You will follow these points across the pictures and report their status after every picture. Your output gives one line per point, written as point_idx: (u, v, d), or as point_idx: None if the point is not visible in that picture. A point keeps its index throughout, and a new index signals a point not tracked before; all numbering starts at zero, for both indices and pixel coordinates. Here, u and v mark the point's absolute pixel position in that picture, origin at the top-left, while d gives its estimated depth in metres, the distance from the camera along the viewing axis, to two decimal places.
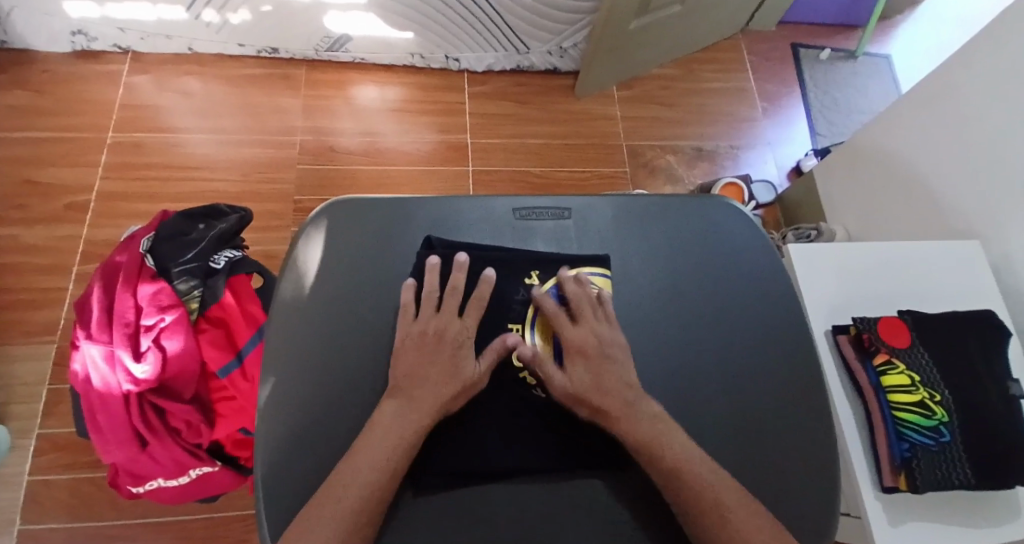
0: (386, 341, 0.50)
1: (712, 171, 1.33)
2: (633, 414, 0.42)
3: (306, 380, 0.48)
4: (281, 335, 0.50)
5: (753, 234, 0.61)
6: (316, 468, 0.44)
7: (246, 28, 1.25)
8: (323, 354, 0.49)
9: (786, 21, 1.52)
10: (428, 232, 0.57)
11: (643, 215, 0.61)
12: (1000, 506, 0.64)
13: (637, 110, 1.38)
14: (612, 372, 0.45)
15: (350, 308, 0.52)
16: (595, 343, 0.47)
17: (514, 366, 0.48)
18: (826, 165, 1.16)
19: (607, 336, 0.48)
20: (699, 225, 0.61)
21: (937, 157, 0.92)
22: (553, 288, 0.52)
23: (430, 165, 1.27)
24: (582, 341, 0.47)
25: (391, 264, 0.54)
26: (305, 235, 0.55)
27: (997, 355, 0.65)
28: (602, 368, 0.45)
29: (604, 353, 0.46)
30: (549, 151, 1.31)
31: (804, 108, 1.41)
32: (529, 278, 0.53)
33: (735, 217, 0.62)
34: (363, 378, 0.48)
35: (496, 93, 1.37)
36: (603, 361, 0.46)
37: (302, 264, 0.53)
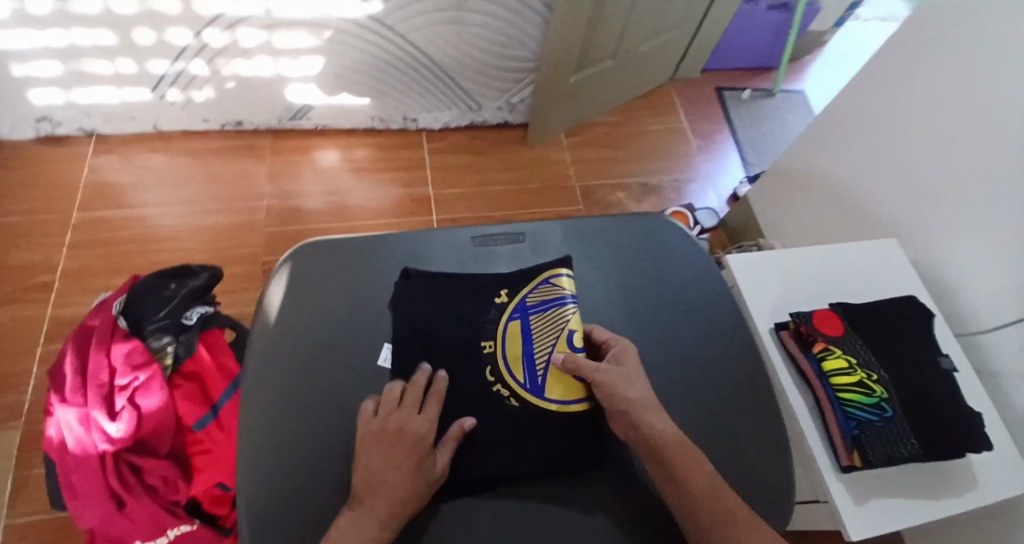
0: (365, 368, 0.54)
1: (660, 203, 1.43)
2: (655, 420, 0.46)
3: (288, 409, 0.51)
4: (262, 370, 0.53)
5: (690, 244, 0.69)
6: (304, 489, 0.47)
7: (210, 104, 1.31)
8: (304, 384, 0.53)
9: (709, 68, 1.69)
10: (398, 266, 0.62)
11: (591, 235, 0.68)
12: (955, 477, 0.69)
13: (586, 154, 1.49)
14: (641, 385, 0.49)
15: (327, 341, 0.56)
16: (623, 372, 0.49)
17: (488, 380, 0.52)
18: (760, 190, 1.27)
19: (633, 367, 0.50)
20: (642, 239, 0.69)
21: (851, 172, 1.03)
22: (522, 301, 0.57)
23: (395, 218, 1.33)
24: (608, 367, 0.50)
25: (364, 297, 0.59)
26: (278, 278, 0.60)
27: (927, 336, 0.73)
28: (637, 381, 0.49)
29: (639, 376, 0.50)
30: (508, 197, 1.39)
31: (735, 141, 1.55)
32: (501, 296, 0.57)
33: (674, 232, 0.70)
34: (344, 404, 0.52)
35: (453, 147, 1.46)
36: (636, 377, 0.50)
37: (274, 306, 0.58)
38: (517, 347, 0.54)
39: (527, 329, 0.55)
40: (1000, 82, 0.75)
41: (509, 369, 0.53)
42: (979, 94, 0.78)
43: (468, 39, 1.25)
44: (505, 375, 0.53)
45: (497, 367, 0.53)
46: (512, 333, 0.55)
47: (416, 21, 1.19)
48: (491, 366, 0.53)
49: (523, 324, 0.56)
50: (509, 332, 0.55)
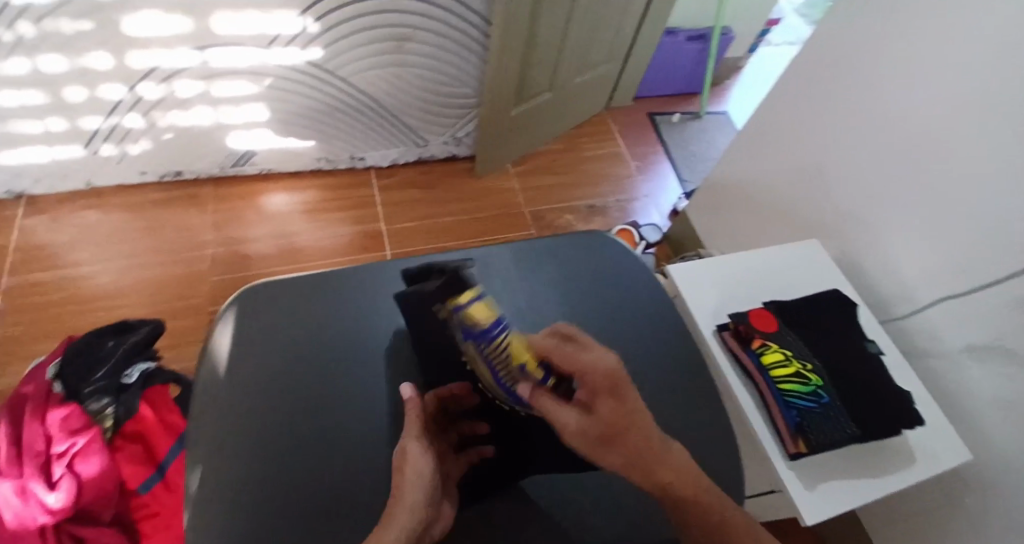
0: (323, 406, 0.57)
1: (607, 223, 1.49)
2: (655, 468, 0.43)
3: (245, 453, 0.53)
4: (218, 416, 0.56)
5: (631, 260, 0.75)
6: (261, 525, 0.50)
7: (147, 156, 1.29)
8: (259, 427, 0.55)
9: (641, 95, 1.79)
10: (349, 302, 0.65)
11: (537, 256, 0.72)
12: (895, 455, 0.74)
13: (533, 180, 1.54)
14: (627, 438, 0.42)
15: (282, 381, 0.58)
16: (596, 429, 0.42)
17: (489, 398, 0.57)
18: (697, 203, 1.34)
19: (614, 419, 0.42)
20: (586, 256, 0.73)
21: (772, 182, 1.11)
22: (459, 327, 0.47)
23: (348, 256, 1.32)
24: (577, 422, 0.43)
25: (316, 336, 0.61)
26: (221, 325, 0.61)
27: (851, 324, 0.79)
28: (621, 436, 0.42)
29: (625, 425, 0.42)
30: (460, 227, 1.42)
31: (670, 161, 1.65)
32: (438, 308, 0.49)
33: (615, 249, 0.75)
34: (302, 441, 0.54)
35: (402, 183, 1.48)
36: (621, 429, 0.42)
37: (215, 356, 0.59)
38: (487, 373, 0.49)
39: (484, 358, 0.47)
40: (888, 93, 0.84)
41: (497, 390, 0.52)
42: (873, 105, 0.87)
43: (409, 79, 1.29)
44: (499, 395, 0.53)
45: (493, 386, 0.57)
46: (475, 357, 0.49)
47: (356, 65, 1.22)
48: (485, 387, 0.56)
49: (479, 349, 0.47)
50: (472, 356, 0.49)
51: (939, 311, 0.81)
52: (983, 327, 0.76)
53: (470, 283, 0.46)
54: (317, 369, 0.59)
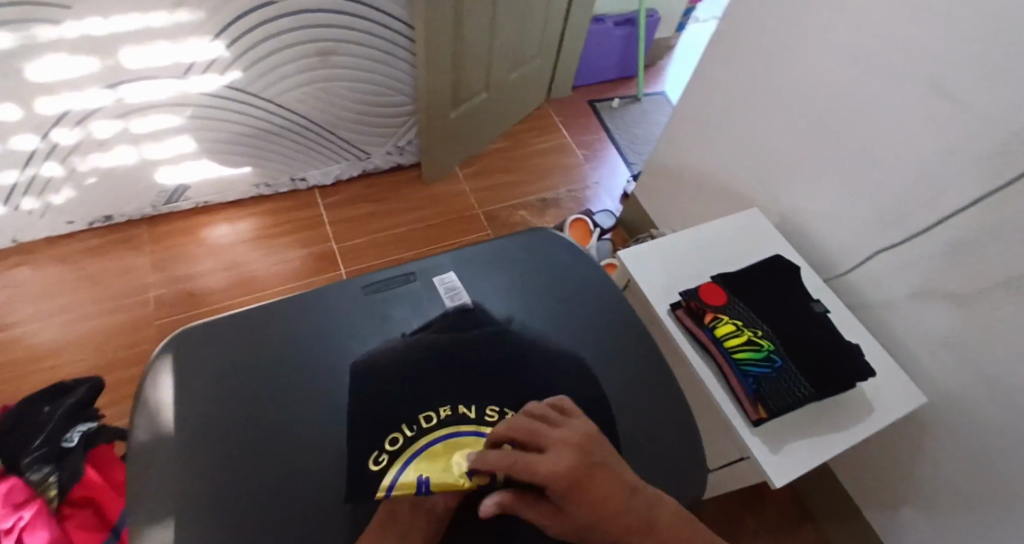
0: (273, 440, 0.57)
1: (561, 214, 1.49)
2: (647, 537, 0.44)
3: (191, 493, 0.53)
4: (163, 462, 0.55)
5: (573, 249, 0.77)
6: None
7: (72, 204, 1.22)
8: (206, 466, 0.55)
9: (578, 84, 1.80)
10: (293, 328, 0.66)
11: (478, 261, 0.74)
12: (853, 406, 0.77)
13: (483, 181, 1.53)
14: (603, 529, 0.43)
15: (228, 418, 0.58)
16: (573, 528, 0.43)
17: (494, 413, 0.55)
18: (644, 185, 1.36)
19: (583, 518, 0.43)
20: (528, 253, 0.75)
21: (709, 158, 1.13)
22: (427, 448, 0.51)
23: (301, 280, 1.29)
24: (553, 525, 0.44)
25: (261, 367, 0.62)
26: (155, 367, 0.61)
27: (794, 286, 0.82)
28: (595, 527, 0.43)
29: (598, 517, 0.43)
30: (415, 236, 1.39)
31: (615, 146, 1.66)
32: (374, 463, 0.50)
33: (557, 242, 0.78)
34: (256, 479, 0.54)
35: (349, 199, 1.44)
36: (595, 522, 0.43)
37: (149, 401, 0.58)
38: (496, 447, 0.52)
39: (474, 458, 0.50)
40: (802, 61, 0.87)
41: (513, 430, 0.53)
42: (791, 73, 0.90)
43: (340, 92, 1.27)
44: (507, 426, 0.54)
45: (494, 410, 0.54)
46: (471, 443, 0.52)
47: (282, 84, 1.18)
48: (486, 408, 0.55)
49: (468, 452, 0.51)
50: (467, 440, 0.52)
51: (878, 262, 0.85)
52: (919, 273, 0.79)
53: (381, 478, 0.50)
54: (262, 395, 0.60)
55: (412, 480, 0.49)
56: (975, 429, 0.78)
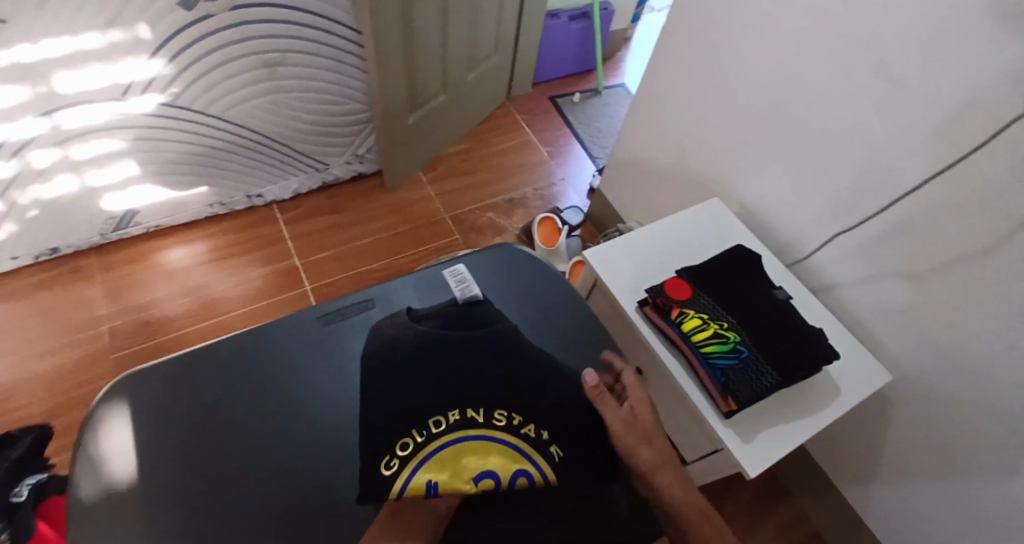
0: (238, 479, 0.56)
1: (529, 213, 1.48)
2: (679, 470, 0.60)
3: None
4: (125, 514, 0.53)
5: (527, 259, 0.82)
6: None
7: (13, 239, 1.15)
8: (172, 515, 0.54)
9: (537, 81, 1.79)
10: (252, 362, 0.64)
11: (434, 283, 0.77)
12: (822, 390, 0.78)
13: (447, 184, 1.51)
14: (656, 436, 0.61)
15: (194, 460, 0.57)
16: (637, 424, 0.60)
17: (496, 417, 0.56)
18: (608, 180, 1.36)
19: (647, 419, 0.61)
20: (482, 270, 0.80)
21: (666, 150, 1.14)
22: (434, 453, 0.53)
23: (266, 298, 1.25)
24: (623, 414, 0.60)
25: (221, 406, 0.61)
26: (95, 413, 0.59)
27: (756, 275, 0.83)
28: (651, 433, 0.61)
29: (656, 426, 0.62)
30: (381, 246, 1.37)
31: (579, 141, 1.66)
32: (386, 468, 0.52)
33: (510, 256, 0.82)
34: (225, 522, 0.54)
35: (310, 212, 1.41)
36: (651, 427, 0.61)
37: (93, 452, 0.56)
38: (504, 448, 0.54)
39: (484, 465, 0.53)
40: (749, 51, 0.88)
41: (522, 439, 0.55)
42: (739, 64, 0.90)
43: (290, 104, 1.23)
44: (516, 431, 0.55)
45: (491, 414, 0.56)
46: (476, 447, 0.54)
47: (228, 99, 1.14)
48: (488, 412, 0.56)
49: (475, 461, 0.54)
50: (472, 445, 0.54)
51: (837, 246, 0.86)
52: (877, 254, 0.81)
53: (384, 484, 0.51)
54: (217, 432, 0.59)
55: (422, 483, 0.51)
56: (938, 403, 0.80)
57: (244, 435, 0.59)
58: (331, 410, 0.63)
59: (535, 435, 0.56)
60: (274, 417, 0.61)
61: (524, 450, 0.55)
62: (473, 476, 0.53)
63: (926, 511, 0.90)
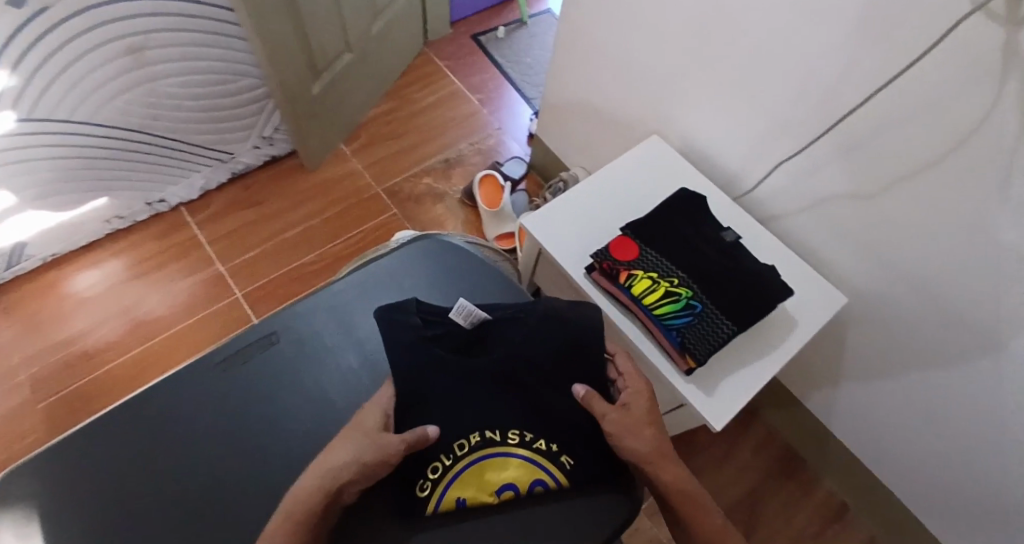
0: None
1: (468, 172, 1.38)
2: (672, 459, 0.52)
3: None
4: None
5: (448, 251, 0.76)
6: None
7: None
8: None
9: (455, 20, 1.62)
10: (169, 423, 0.58)
11: (350, 297, 0.71)
12: (779, 326, 0.76)
13: (374, 154, 1.38)
14: (652, 426, 0.54)
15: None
16: (631, 416, 0.53)
17: (512, 435, 0.52)
18: (544, 125, 1.26)
19: (641, 409, 0.54)
20: (398, 271, 0.74)
21: (599, 87, 1.04)
22: (459, 473, 0.50)
23: (199, 312, 1.15)
24: (615, 412, 0.52)
25: (140, 480, 0.54)
26: None
27: (703, 219, 0.78)
28: (644, 424, 0.53)
29: (649, 417, 0.54)
30: (314, 233, 1.26)
31: (510, 82, 1.53)
32: (420, 490, 0.49)
33: (428, 251, 0.76)
34: None
35: (225, 209, 1.28)
36: (643, 418, 0.54)
37: None
38: (521, 464, 0.51)
39: (506, 483, 0.50)
40: None
41: (539, 458, 0.51)
42: None
43: (171, 92, 1.07)
44: (534, 448, 0.51)
45: (504, 430, 0.52)
46: (496, 464, 0.50)
47: (93, 99, 0.97)
48: (504, 428, 0.52)
49: (496, 480, 0.50)
50: (491, 463, 0.50)
51: (784, 173, 0.81)
52: (825, 179, 0.76)
53: (413, 508, 0.49)
54: (140, 508, 0.53)
55: (453, 500, 0.49)
56: (893, 318, 0.80)
57: (171, 506, 0.53)
58: (260, 457, 0.57)
59: (546, 447, 0.52)
60: (198, 477, 0.55)
61: (540, 462, 0.51)
62: (497, 490, 0.49)
63: (885, 416, 0.92)
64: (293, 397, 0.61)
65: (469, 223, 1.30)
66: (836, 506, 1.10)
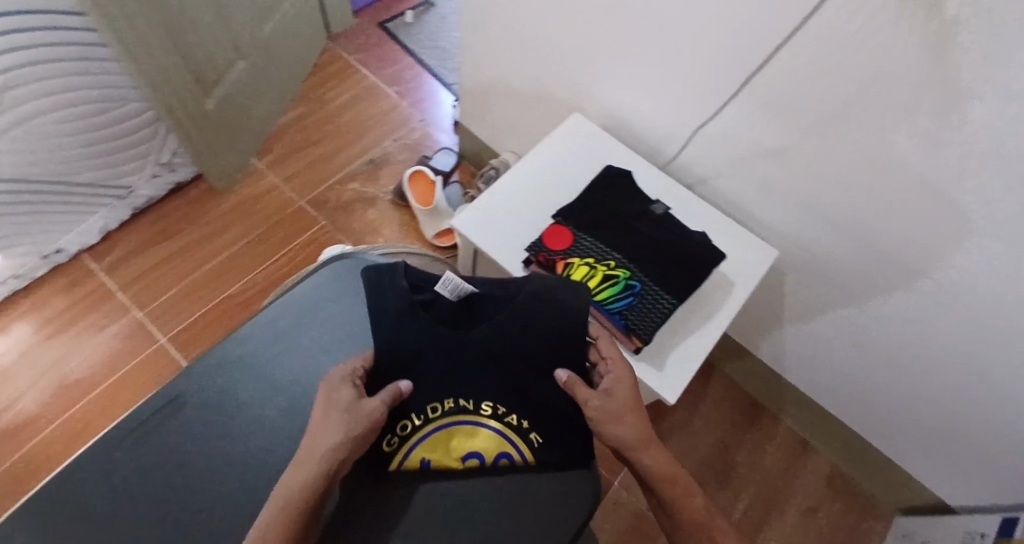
0: None
1: (396, 170, 1.32)
2: (654, 444, 0.52)
3: None
4: None
5: (354, 271, 0.72)
6: None
7: None
8: None
9: (358, 9, 1.52)
10: (79, 517, 0.51)
11: (266, 339, 0.65)
12: (720, 289, 0.76)
13: (292, 164, 1.30)
14: (633, 408, 0.53)
15: None
16: (613, 402, 0.52)
17: (484, 406, 0.53)
18: (467, 112, 1.21)
19: (624, 394, 0.53)
20: (309, 302, 0.69)
21: (515, 67, 1.00)
22: (426, 436, 0.52)
23: (124, 366, 1.06)
24: (597, 399, 0.52)
25: None
26: None
27: (634, 196, 0.77)
28: (626, 408, 0.53)
29: (631, 401, 0.54)
30: (238, 259, 1.18)
31: (426, 70, 1.46)
32: (387, 445, 0.51)
33: (335, 276, 0.72)
34: None
35: (135, 249, 1.17)
36: (624, 401, 0.53)
37: None
38: (493, 433, 0.53)
39: (473, 449, 0.52)
40: None
41: (511, 427, 0.53)
42: None
43: (49, 133, 0.94)
44: (508, 416, 0.53)
45: (479, 402, 0.53)
46: (465, 430, 0.53)
47: None
48: (477, 401, 0.53)
49: (463, 445, 0.52)
50: (460, 430, 0.53)
51: (705, 138, 0.80)
52: (746, 138, 0.75)
53: (378, 469, 0.50)
54: None
55: (417, 460, 0.51)
56: (828, 265, 0.81)
57: None
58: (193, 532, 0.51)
59: (517, 423, 0.53)
60: None
61: (511, 436, 0.53)
62: (462, 456, 0.52)
63: (832, 358, 0.95)
64: (222, 459, 0.56)
65: (405, 224, 1.25)
66: (798, 441, 1.14)
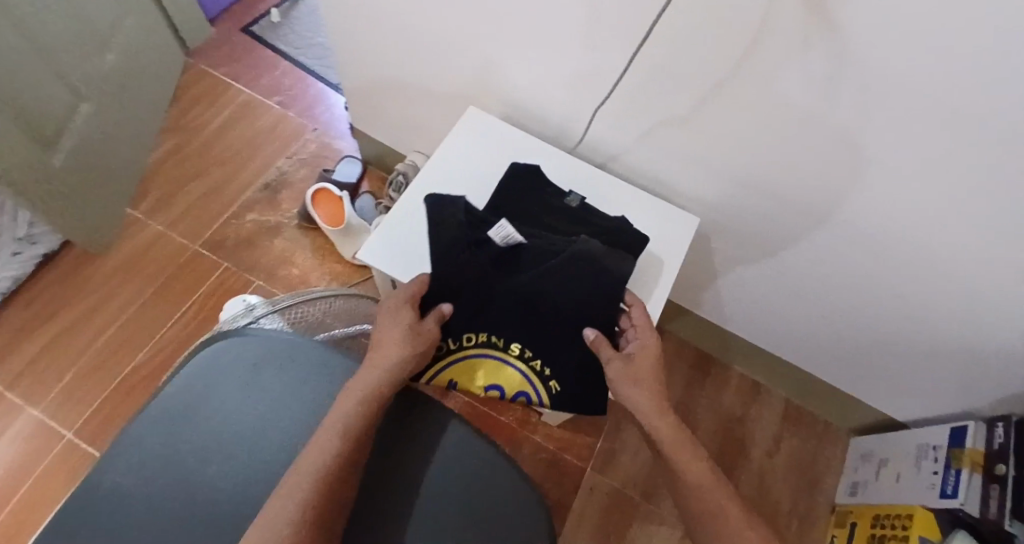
0: None
1: (298, 190, 1.20)
2: (666, 416, 0.55)
3: None
4: None
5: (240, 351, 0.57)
6: None
7: None
8: None
9: (214, 17, 1.35)
10: None
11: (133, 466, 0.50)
12: (651, 269, 0.72)
13: (177, 206, 1.16)
14: (652, 373, 0.57)
15: None
16: (632, 370, 0.56)
17: (513, 348, 0.62)
18: (359, 116, 1.11)
19: (645, 364, 0.57)
20: (187, 403, 0.54)
21: (395, 62, 0.91)
22: (457, 363, 0.62)
23: (29, 474, 0.93)
24: (617, 365, 0.57)
25: None
26: None
27: (549, 189, 0.73)
28: (644, 376, 0.56)
29: (648, 369, 0.57)
30: (139, 324, 1.05)
31: (307, 72, 1.32)
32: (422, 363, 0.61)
33: (215, 362, 0.56)
34: None
35: (11, 339, 1.02)
36: (643, 369, 0.57)
37: None
38: (516, 371, 0.62)
39: (495, 383, 0.62)
40: None
41: (531, 367, 0.62)
42: None
43: None
44: (531, 356, 0.62)
45: (511, 346, 0.62)
46: (492, 365, 0.62)
47: None
48: (510, 342, 0.62)
49: (488, 375, 0.62)
50: (487, 365, 0.62)
51: (607, 114, 0.75)
52: (646, 109, 0.71)
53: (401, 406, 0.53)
54: None
55: (446, 380, 0.62)
56: (752, 220, 0.79)
57: None
58: None
59: (540, 368, 0.62)
60: None
61: (533, 379, 0.62)
62: (485, 386, 0.62)
63: (771, 307, 0.96)
64: None
65: (319, 247, 1.15)
66: (752, 385, 1.16)
